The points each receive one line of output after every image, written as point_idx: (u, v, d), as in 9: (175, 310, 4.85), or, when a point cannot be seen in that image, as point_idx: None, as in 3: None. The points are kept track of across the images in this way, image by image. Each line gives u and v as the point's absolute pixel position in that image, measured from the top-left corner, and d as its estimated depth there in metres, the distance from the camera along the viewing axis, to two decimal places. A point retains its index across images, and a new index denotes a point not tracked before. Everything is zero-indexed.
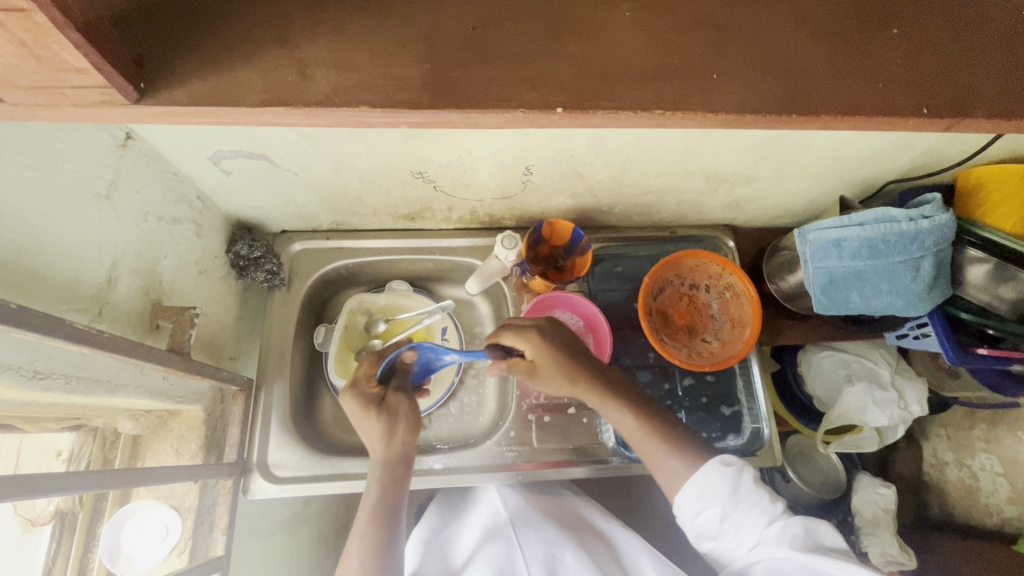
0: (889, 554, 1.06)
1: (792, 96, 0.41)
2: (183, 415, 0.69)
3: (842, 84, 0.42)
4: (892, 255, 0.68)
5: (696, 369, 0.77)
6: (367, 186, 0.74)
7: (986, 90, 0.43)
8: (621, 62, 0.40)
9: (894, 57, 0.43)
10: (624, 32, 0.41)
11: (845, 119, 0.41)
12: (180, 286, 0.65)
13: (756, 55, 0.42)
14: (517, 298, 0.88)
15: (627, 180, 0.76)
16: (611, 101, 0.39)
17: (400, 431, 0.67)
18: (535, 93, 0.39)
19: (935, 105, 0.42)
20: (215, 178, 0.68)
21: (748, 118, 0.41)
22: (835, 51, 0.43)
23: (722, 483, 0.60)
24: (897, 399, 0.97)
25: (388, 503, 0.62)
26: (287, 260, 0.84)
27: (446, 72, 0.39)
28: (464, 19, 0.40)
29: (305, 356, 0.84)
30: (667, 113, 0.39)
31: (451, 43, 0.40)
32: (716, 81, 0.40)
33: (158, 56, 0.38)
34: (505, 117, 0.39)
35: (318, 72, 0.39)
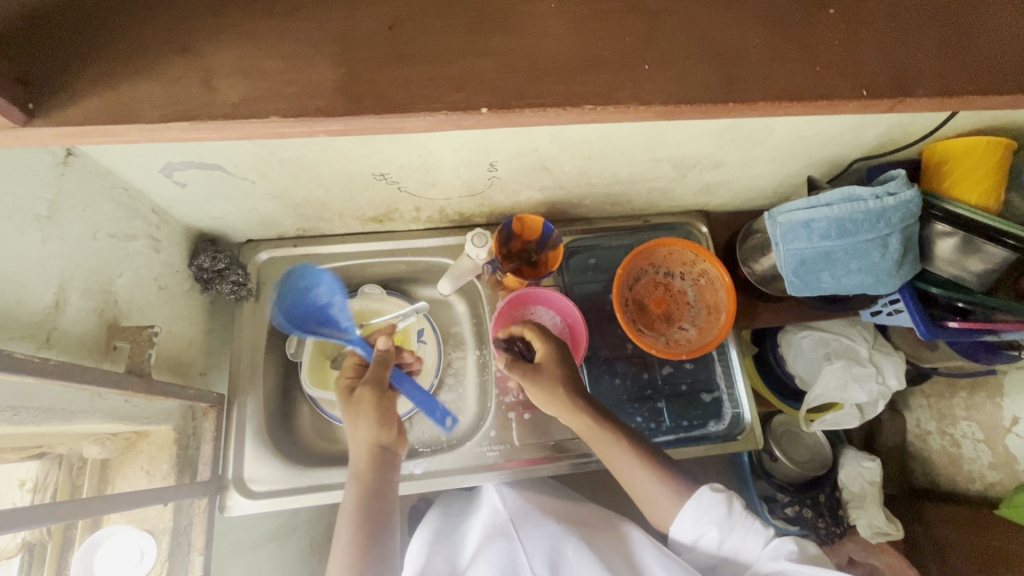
0: (876, 526, 1.09)
1: (728, 83, 0.40)
2: (153, 436, 0.67)
3: (777, 68, 0.41)
4: (861, 234, 0.68)
5: (673, 358, 0.76)
6: (329, 191, 0.72)
7: (924, 69, 0.43)
8: (549, 56, 0.39)
9: (832, 37, 0.43)
10: (546, 23, 0.40)
11: (784, 104, 0.41)
12: (140, 304, 0.63)
13: (690, 42, 0.41)
14: (492, 296, 0.87)
15: (594, 170, 0.75)
16: (535, 98, 0.38)
17: (372, 429, 0.66)
18: (458, 93, 0.38)
19: (873, 87, 0.42)
20: (169, 191, 0.65)
21: (682, 108, 0.40)
22: (771, 35, 0.42)
23: (715, 508, 0.65)
24: (876, 374, 0.97)
25: (370, 506, 0.62)
26: (255, 270, 0.82)
27: (362, 75, 0.38)
28: (381, 18, 0.39)
29: (279, 366, 0.83)
30: (596, 107, 0.38)
31: (368, 43, 0.38)
32: (648, 71, 0.40)
33: (62, 75, 0.36)
34: (430, 119, 0.38)
35: (232, 84, 0.37)
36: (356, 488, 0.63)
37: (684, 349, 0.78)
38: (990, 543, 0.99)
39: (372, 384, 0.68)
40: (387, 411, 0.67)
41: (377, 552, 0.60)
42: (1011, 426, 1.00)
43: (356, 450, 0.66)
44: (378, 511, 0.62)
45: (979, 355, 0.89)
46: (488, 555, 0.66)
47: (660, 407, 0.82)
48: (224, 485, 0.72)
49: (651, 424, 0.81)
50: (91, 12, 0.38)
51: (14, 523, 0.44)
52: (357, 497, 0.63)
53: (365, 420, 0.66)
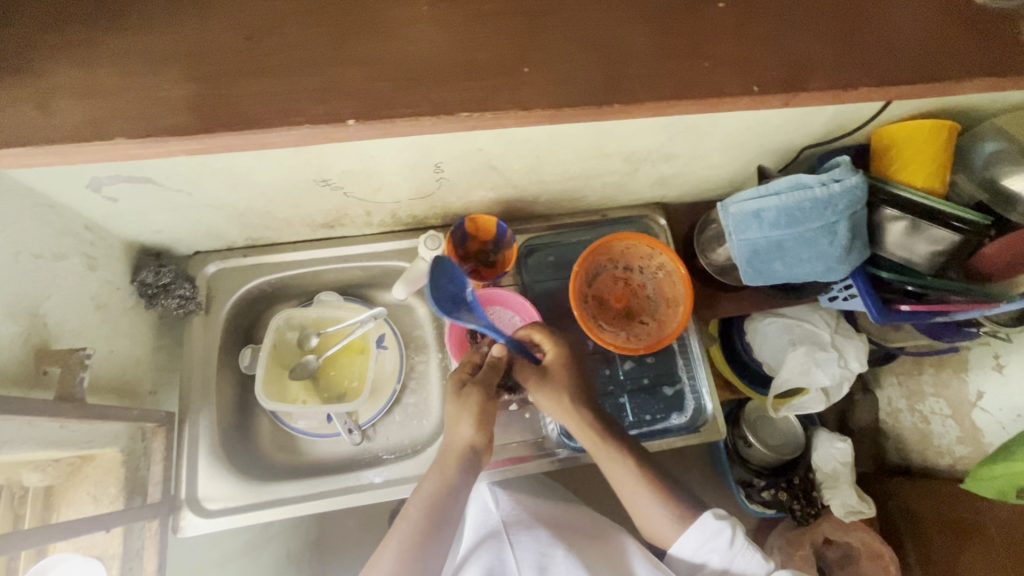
0: (849, 505, 1.08)
1: (613, 83, 0.40)
2: (98, 460, 0.65)
3: (664, 66, 0.41)
4: (809, 222, 0.68)
5: (631, 353, 0.76)
6: (272, 200, 0.70)
7: (819, 62, 0.43)
8: (427, 65, 0.39)
9: (722, 33, 0.43)
10: (420, 32, 0.40)
11: (673, 103, 0.41)
12: (74, 325, 0.61)
13: (574, 44, 0.41)
14: (451, 298, 0.85)
15: (545, 167, 0.74)
16: (405, 108, 0.39)
17: (472, 429, 0.67)
18: (322, 105, 0.38)
19: (765, 82, 0.42)
20: (100, 207, 0.63)
21: (566, 111, 0.40)
22: (657, 33, 0.42)
23: (720, 536, 0.63)
24: (838, 358, 0.98)
25: (443, 502, 0.65)
26: (203, 282, 0.80)
27: (213, 91, 0.38)
28: (236, 30, 0.39)
29: (235, 380, 0.81)
30: (472, 114, 0.39)
31: (220, 56, 0.39)
32: (527, 74, 0.40)
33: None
34: (291, 133, 0.38)
35: (125, 114, 0.38)
36: (436, 479, 0.66)
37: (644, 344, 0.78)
38: (962, 516, 1.00)
39: (482, 384, 0.69)
40: (492, 408, 0.68)
41: (432, 548, 0.63)
42: (977, 401, 1.02)
43: (448, 445, 0.68)
44: (449, 508, 0.65)
45: (940, 333, 0.91)
46: (478, 558, 0.69)
47: (623, 402, 0.81)
48: (177, 505, 0.70)
49: (614, 420, 0.81)
50: None
51: None
52: (435, 487, 0.66)
53: (467, 420, 0.67)
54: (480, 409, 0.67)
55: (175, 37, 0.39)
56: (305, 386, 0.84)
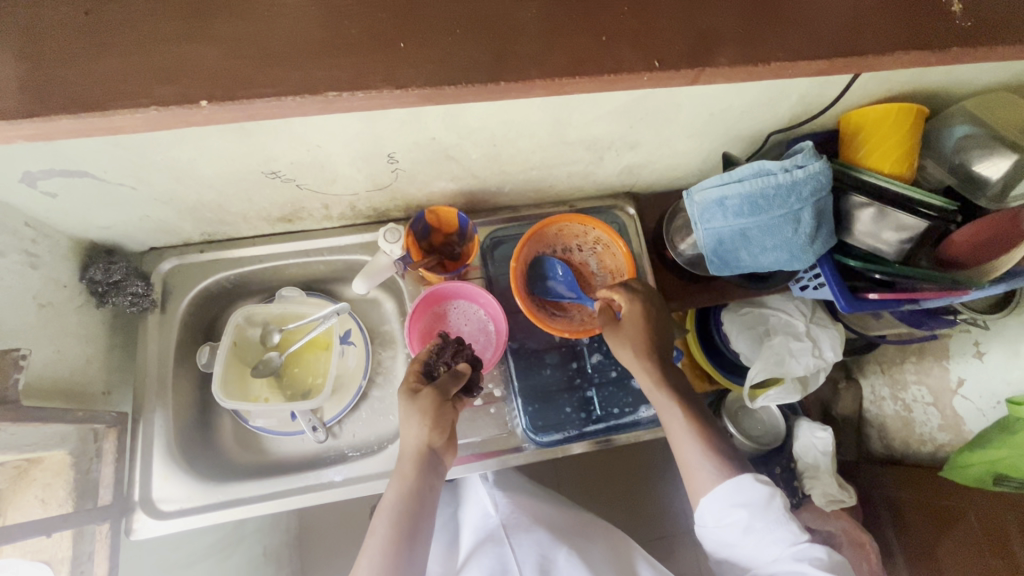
0: (830, 494, 1.11)
1: (498, 61, 0.39)
2: (46, 462, 0.63)
3: (557, 40, 0.40)
4: (773, 210, 0.66)
5: (587, 334, 0.77)
6: (222, 193, 0.68)
7: (727, 35, 0.42)
8: (295, 40, 0.37)
9: (622, 4, 0.41)
10: (290, 4, 0.38)
11: (564, 81, 0.40)
12: (11, 325, 0.59)
13: (458, 19, 0.39)
14: (416, 292, 0.84)
15: (505, 157, 0.72)
16: (266, 86, 0.37)
17: (429, 433, 0.65)
18: (172, 86, 0.36)
19: (667, 57, 0.41)
20: (40, 203, 0.61)
21: (447, 90, 0.38)
22: (550, 5, 0.40)
23: (755, 497, 0.62)
24: (812, 347, 0.97)
25: (410, 507, 0.62)
26: (158, 280, 0.78)
27: (48, 70, 0.36)
28: (77, 5, 0.37)
29: (194, 379, 0.79)
30: (338, 93, 0.37)
31: (62, 34, 0.36)
32: (403, 49, 0.38)
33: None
34: (138, 116, 0.37)
35: (8, 97, 0.35)
36: (399, 486, 0.64)
37: (596, 322, 0.78)
38: (937, 503, 1.00)
39: (434, 388, 0.66)
40: (443, 407, 0.66)
41: (410, 556, 0.60)
42: (958, 389, 1.01)
43: (406, 451, 0.65)
44: (417, 514, 0.63)
45: (919, 321, 0.90)
46: (480, 561, 0.71)
47: (590, 396, 0.80)
48: (130, 507, 0.69)
49: (581, 414, 0.79)
50: None
51: None
52: (397, 496, 0.63)
53: (419, 422, 0.64)
54: (433, 409, 0.65)
55: (58, 13, 0.36)
56: (269, 383, 0.83)
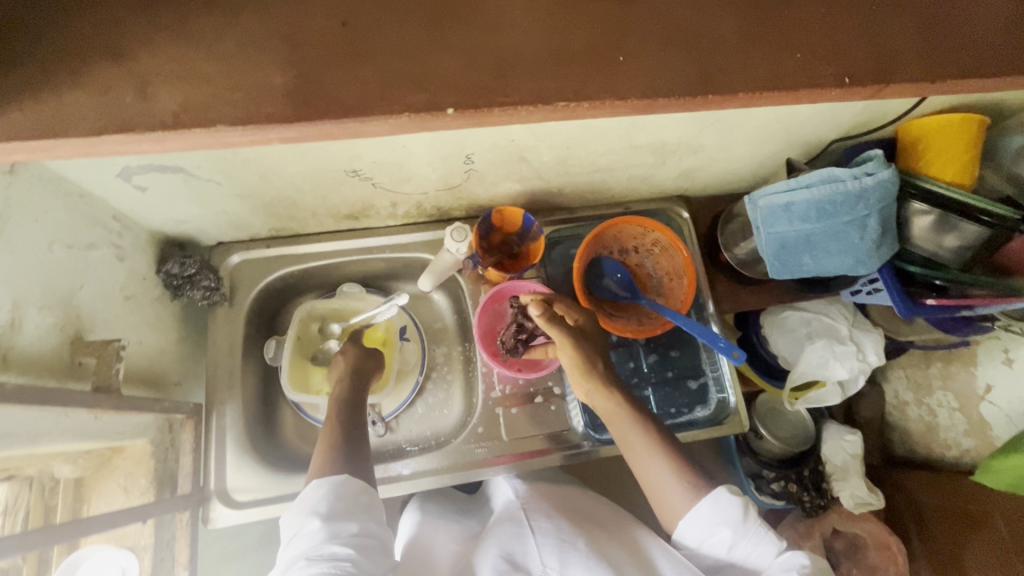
0: (859, 497, 1.07)
1: (705, 76, 0.40)
2: (128, 451, 0.65)
3: (756, 55, 0.41)
4: (841, 216, 0.67)
5: (647, 335, 0.78)
6: (300, 190, 0.69)
7: (908, 55, 0.43)
8: (504, 50, 0.38)
9: (812, 23, 0.43)
10: (515, 22, 0.39)
11: (763, 94, 0.41)
12: (105, 316, 0.60)
13: (664, 32, 0.40)
14: (474, 290, 0.85)
15: (573, 159, 0.73)
16: (501, 96, 0.38)
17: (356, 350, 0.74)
18: (421, 94, 0.37)
19: (856, 73, 0.42)
20: (129, 196, 0.62)
21: (660, 103, 0.39)
22: (749, 22, 0.42)
23: (733, 512, 0.59)
24: (856, 351, 0.97)
25: (352, 398, 0.68)
26: (226, 273, 0.79)
27: (313, 79, 0.37)
28: (334, 15, 0.38)
29: (259, 371, 0.81)
30: (569, 104, 0.38)
31: (318, 41, 0.37)
32: (623, 64, 0.39)
33: (16, 90, 0.35)
34: (392, 123, 0.37)
35: (177, 95, 0.36)
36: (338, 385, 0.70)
37: (657, 323, 0.80)
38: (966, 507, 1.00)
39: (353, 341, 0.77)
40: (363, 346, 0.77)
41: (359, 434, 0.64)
42: (985, 395, 0.98)
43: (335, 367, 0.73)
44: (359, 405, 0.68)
45: (953, 327, 0.84)
46: (497, 541, 0.65)
47: (646, 395, 0.82)
48: (206, 497, 0.70)
49: None
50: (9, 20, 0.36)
51: None
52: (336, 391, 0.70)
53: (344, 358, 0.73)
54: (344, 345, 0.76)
55: (232, 10, 0.37)
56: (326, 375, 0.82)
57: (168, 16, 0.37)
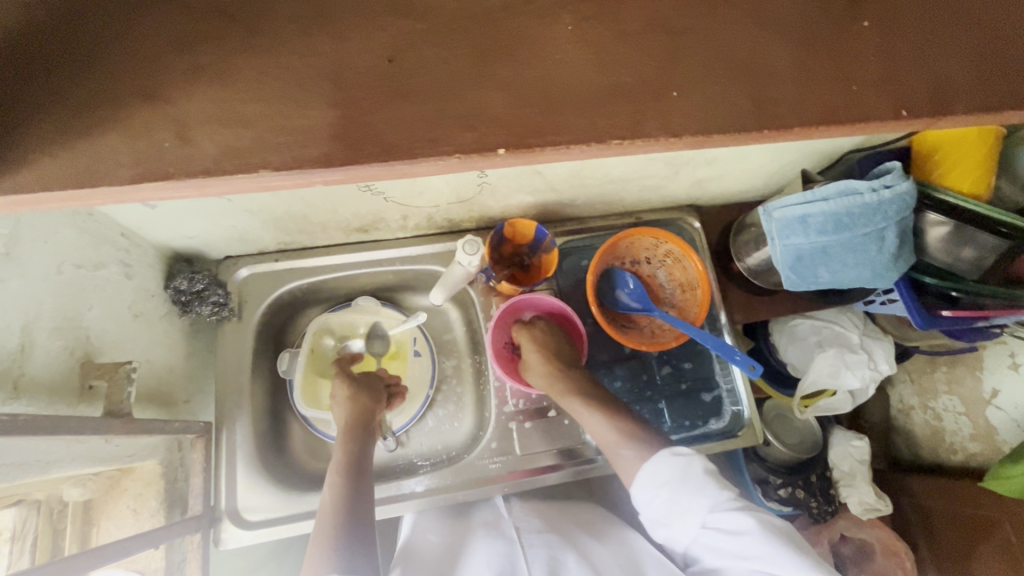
0: (867, 502, 1.09)
1: (761, 109, 0.40)
2: (137, 472, 0.63)
3: (809, 88, 0.41)
4: (858, 229, 0.67)
5: (662, 349, 0.78)
6: (311, 204, 0.68)
7: (959, 81, 0.42)
8: (559, 83, 0.38)
9: (867, 52, 0.42)
10: (568, 53, 0.38)
11: (820, 127, 0.40)
12: (114, 336, 0.59)
13: (720, 64, 0.40)
14: (485, 303, 0.84)
15: (587, 171, 0.72)
16: (558, 136, 0.37)
17: (364, 398, 0.75)
18: (472, 134, 0.36)
19: (912, 106, 0.42)
20: (138, 214, 0.60)
21: (715, 137, 0.39)
22: (802, 53, 0.41)
23: (669, 469, 0.60)
24: (868, 360, 0.96)
25: (356, 457, 0.67)
26: (234, 288, 0.78)
27: (360, 117, 0.36)
28: (381, 50, 0.37)
29: (268, 386, 0.79)
30: (624, 141, 0.37)
31: (369, 78, 0.36)
32: (677, 98, 0.39)
33: (40, 120, 0.34)
34: (441, 163, 0.36)
35: (202, 124, 0.35)
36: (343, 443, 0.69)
37: (671, 336, 0.79)
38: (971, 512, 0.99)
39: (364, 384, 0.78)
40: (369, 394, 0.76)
41: (359, 503, 0.62)
42: (992, 399, 0.97)
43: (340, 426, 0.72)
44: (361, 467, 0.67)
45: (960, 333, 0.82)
46: (484, 553, 0.65)
47: (661, 407, 0.81)
48: (217, 517, 0.69)
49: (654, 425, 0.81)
50: (31, 46, 0.35)
51: None
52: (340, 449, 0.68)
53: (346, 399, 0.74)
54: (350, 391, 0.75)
55: (257, 34, 0.36)
56: None
57: (198, 45, 0.36)
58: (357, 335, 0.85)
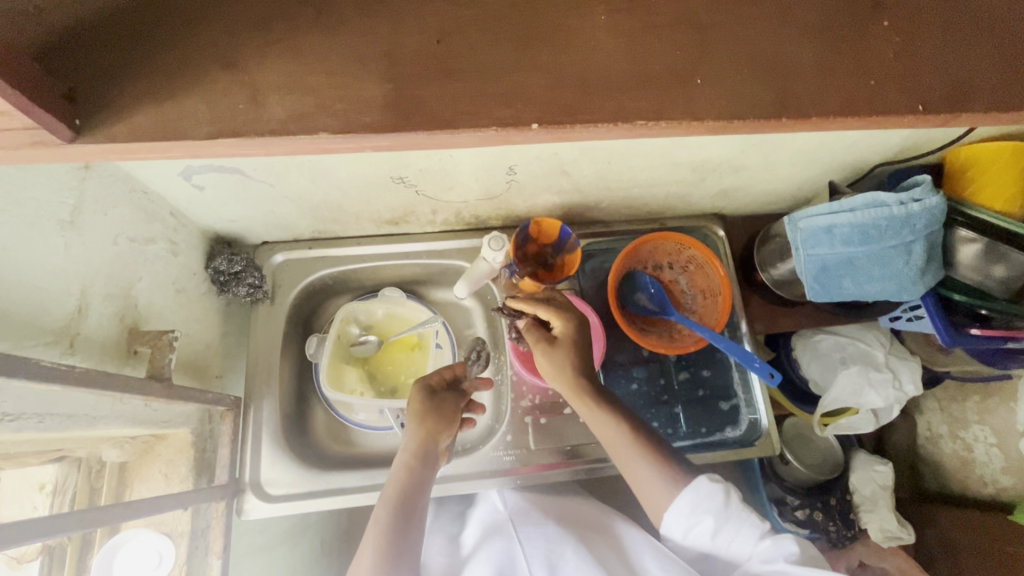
0: (887, 530, 1.04)
1: (779, 99, 0.41)
2: (170, 439, 0.66)
3: (831, 82, 0.42)
4: (884, 241, 0.66)
5: (681, 353, 0.78)
6: (347, 195, 0.71)
7: (987, 88, 0.43)
8: (590, 69, 0.40)
9: (886, 50, 0.43)
10: (600, 39, 0.40)
11: (836, 119, 0.41)
12: (158, 308, 0.63)
13: (744, 57, 0.41)
14: (507, 299, 0.86)
15: (613, 174, 0.74)
16: (584, 114, 0.39)
17: (434, 425, 0.69)
18: (507, 109, 0.39)
19: (930, 101, 0.42)
20: (188, 194, 0.64)
21: (734, 123, 0.40)
22: (824, 49, 0.42)
23: (713, 499, 0.63)
24: (893, 379, 0.93)
25: (408, 498, 0.63)
26: (270, 272, 0.81)
27: (408, 91, 0.38)
28: (428, 31, 0.39)
29: (294, 368, 0.83)
30: (647, 122, 0.39)
31: (414, 56, 0.39)
32: (700, 85, 0.40)
33: (120, 86, 0.37)
34: (477, 134, 0.39)
35: (261, 99, 0.38)
36: (399, 476, 0.65)
37: (692, 341, 0.79)
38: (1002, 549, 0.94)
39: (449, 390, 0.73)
40: (440, 412, 0.70)
41: (409, 541, 0.61)
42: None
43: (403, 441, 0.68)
44: (417, 503, 0.64)
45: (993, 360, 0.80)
46: (487, 552, 0.68)
47: (676, 412, 0.81)
48: (240, 488, 0.72)
49: (669, 429, 0.81)
50: (115, 20, 0.38)
51: (37, 533, 0.43)
52: (397, 484, 0.65)
53: (415, 415, 0.69)
54: (422, 410, 0.69)
55: (311, 20, 0.39)
56: (360, 380, 0.86)
57: (261, 29, 0.39)
58: (382, 325, 0.88)
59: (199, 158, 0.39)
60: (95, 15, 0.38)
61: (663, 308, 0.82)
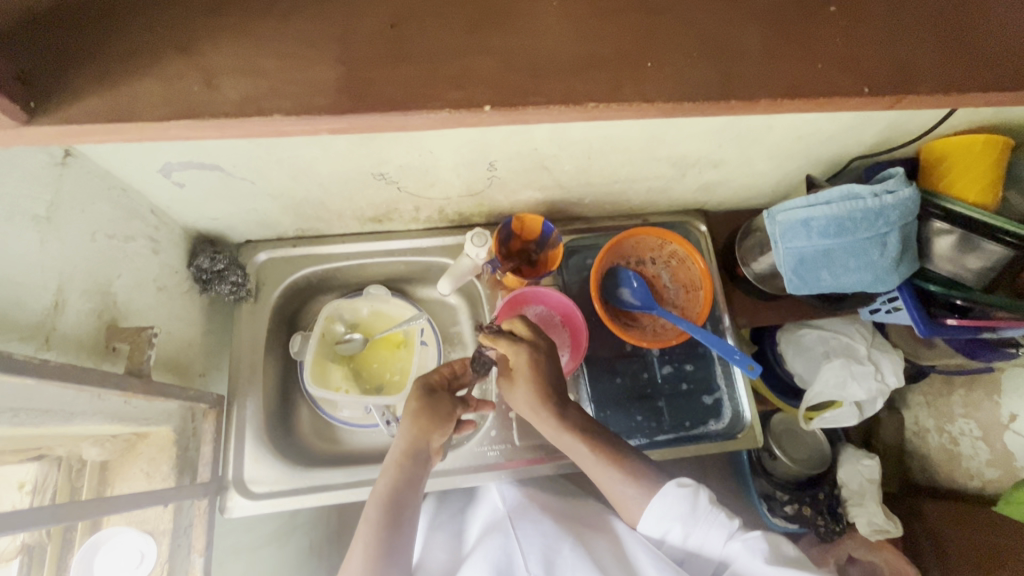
0: (875, 524, 1.02)
1: (728, 82, 0.42)
2: (152, 437, 0.66)
3: (779, 66, 0.43)
4: (859, 232, 0.67)
5: (663, 346, 0.79)
6: (328, 192, 0.71)
7: (945, 76, 0.44)
8: (541, 50, 0.40)
9: (833, 35, 0.44)
10: (550, 22, 0.41)
11: (784, 102, 0.42)
12: (138, 305, 0.63)
13: (693, 39, 0.42)
14: (491, 295, 0.86)
15: (594, 170, 0.74)
16: (537, 96, 0.39)
17: (429, 425, 0.67)
18: (460, 92, 0.39)
19: (877, 85, 0.43)
20: (168, 192, 0.64)
21: (684, 105, 0.41)
22: (771, 34, 0.43)
23: (680, 506, 0.64)
24: (875, 372, 0.94)
25: (399, 498, 0.63)
26: (252, 270, 0.81)
27: (365, 74, 0.39)
28: (383, 17, 0.40)
29: (279, 366, 0.83)
30: (599, 104, 0.40)
31: (370, 41, 0.39)
32: (649, 68, 0.41)
33: (85, 73, 0.38)
34: (432, 117, 0.39)
35: (224, 86, 0.38)
36: (391, 476, 0.65)
37: (673, 335, 0.80)
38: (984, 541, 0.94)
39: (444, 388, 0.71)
40: (436, 411, 0.69)
41: (398, 541, 0.61)
42: (1009, 424, 0.93)
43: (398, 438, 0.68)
44: (408, 502, 0.64)
45: (974, 351, 0.81)
46: (485, 551, 0.68)
47: (660, 406, 0.82)
48: (224, 486, 0.72)
49: (652, 423, 0.81)
50: (76, 8, 0.39)
51: (9, 527, 0.42)
52: (390, 484, 0.64)
53: (412, 415, 0.68)
54: (417, 409, 0.68)
55: (272, 8, 0.40)
56: (344, 377, 0.86)
57: (224, 17, 0.39)
58: (367, 323, 0.88)
59: (165, 142, 0.40)
60: (56, 2, 0.38)
61: (646, 304, 0.83)
